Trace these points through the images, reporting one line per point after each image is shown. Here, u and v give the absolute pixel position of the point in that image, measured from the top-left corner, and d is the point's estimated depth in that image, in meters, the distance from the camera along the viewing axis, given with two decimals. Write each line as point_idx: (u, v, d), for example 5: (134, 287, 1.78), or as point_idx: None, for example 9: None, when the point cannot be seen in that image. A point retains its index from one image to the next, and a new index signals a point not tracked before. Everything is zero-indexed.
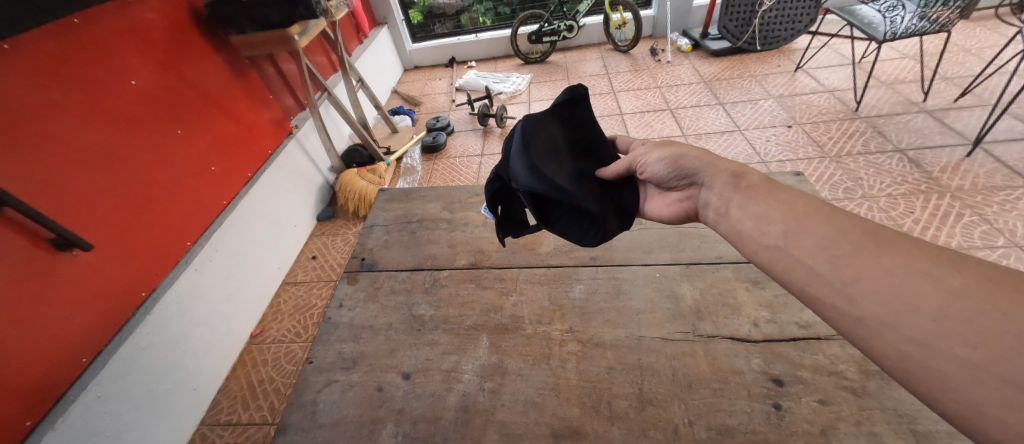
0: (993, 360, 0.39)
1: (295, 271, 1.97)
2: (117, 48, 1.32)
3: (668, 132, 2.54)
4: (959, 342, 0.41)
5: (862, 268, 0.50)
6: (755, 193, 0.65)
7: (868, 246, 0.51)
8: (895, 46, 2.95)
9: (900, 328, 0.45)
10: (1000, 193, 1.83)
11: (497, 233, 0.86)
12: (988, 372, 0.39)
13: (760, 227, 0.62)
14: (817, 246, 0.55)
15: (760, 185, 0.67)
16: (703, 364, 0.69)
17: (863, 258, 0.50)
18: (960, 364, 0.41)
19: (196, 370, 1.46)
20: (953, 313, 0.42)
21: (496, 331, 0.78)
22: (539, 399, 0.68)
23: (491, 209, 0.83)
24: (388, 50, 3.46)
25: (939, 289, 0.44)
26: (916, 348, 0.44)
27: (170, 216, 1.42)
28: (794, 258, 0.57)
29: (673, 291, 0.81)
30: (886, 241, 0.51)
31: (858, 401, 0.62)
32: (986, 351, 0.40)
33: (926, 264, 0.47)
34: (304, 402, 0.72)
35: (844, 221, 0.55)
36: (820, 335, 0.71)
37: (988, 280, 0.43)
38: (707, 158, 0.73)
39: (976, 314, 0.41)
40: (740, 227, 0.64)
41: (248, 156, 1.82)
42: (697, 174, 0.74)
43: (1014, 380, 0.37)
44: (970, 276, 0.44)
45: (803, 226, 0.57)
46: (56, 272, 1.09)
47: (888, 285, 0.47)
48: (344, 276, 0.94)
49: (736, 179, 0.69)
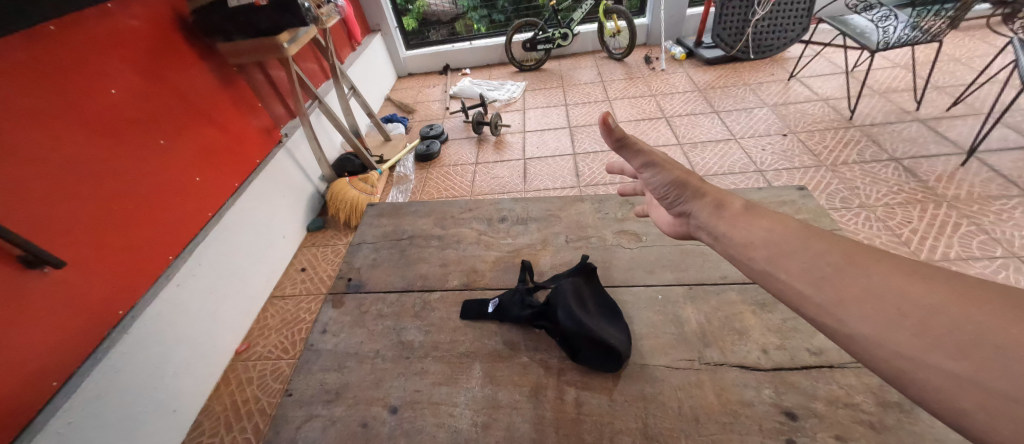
0: (977, 369, 0.39)
1: (284, 284, 1.91)
2: (97, 56, 1.27)
3: (664, 140, 2.51)
4: (943, 353, 0.41)
5: (845, 288, 0.49)
6: (736, 221, 0.64)
7: (847, 275, 0.50)
8: (886, 55, 2.97)
9: (889, 342, 0.44)
10: (997, 202, 1.82)
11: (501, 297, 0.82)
12: (977, 383, 0.39)
13: (746, 253, 0.60)
14: (798, 270, 0.54)
15: (743, 212, 0.65)
16: (711, 396, 0.65)
17: (844, 282, 0.50)
18: (946, 374, 0.41)
19: (176, 391, 1.38)
20: (933, 326, 0.43)
21: (490, 359, 0.74)
22: (536, 435, 0.63)
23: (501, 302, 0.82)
24: (381, 57, 3.42)
25: (917, 305, 0.45)
26: (906, 363, 0.43)
27: (151, 230, 1.36)
28: (779, 283, 0.55)
29: (677, 315, 0.77)
30: (861, 261, 0.51)
31: (877, 437, 0.58)
32: (969, 362, 0.40)
33: (897, 280, 0.47)
34: (281, 440, 0.67)
35: (825, 244, 0.55)
36: (832, 363, 0.67)
37: (959, 294, 0.44)
38: (696, 184, 0.70)
39: (956, 327, 0.42)
40: (729, 251, 0.62)
41: (235, 166, 1.76)
42: (686, 199, 0.71)
43: (1002, 389, 0.37)
44: (943, 290, 0.45)
45: (785, 248, 0.57)
46: (25, 292, 1.03)
47: (873, 303, 0.47)
48: (329, 298, 0.89)
49: (718, 209, 0.67)
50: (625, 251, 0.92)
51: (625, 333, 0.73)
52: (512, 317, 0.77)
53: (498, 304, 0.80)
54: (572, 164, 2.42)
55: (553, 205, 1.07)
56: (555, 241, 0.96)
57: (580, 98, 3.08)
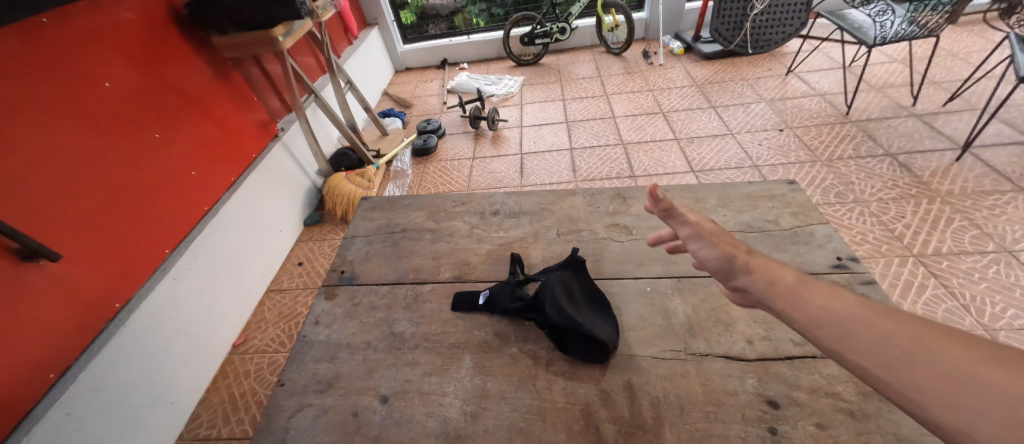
0: None
1: (280, 278, 1.92)
2: (91, 50, 1.27)
3: (661, 135, 2.51)
4: (986, 424, 0.37)
5: (876, 352, 0.46)
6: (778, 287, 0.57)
7: (873, 322, 0.47)
8: (884, 50, 2.96)
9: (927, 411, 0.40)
10: (990, 198, 1.82)
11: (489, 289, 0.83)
12: None
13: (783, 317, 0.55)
14: (825, 330, 0.51)
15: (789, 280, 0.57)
16: (695, 385, 0.66)
17: (875, 345, 0.46)
18: None
19: (173, 383, 1.40)
20: (973, 394, 0.38)
21: (480, 349, 0.75)
22: (524, 424, 0.64)
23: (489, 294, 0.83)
24: (378, 51, 3.41)
25: (951, 369, 0.41)
26: (955, 434, 0.39)
27: (146, 224, 1.37)
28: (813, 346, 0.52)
29: (665, 307, 0.78)
30: (892, 320, 0.47)
31: (856, 425, 0.59)
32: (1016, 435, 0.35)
33: (930, 343, 0.44)
34: (274, 429, 0.68)
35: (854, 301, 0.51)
36: (815, 353, 0.68)
37: (998, 361, 0.40)
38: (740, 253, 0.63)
39: (1000, 395, 0.37)
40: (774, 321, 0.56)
41: (231, 160, 1.76)
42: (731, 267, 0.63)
43: None
44: (982, 355, 0.40)
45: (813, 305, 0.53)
46: (22, 284, 1.03)
47: (908, 368, 0.43)
48: (322, 290, 0.90)
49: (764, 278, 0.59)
50: (616, 244, 0.93)
51: (613, 327, 0.73)
52: (500, 310, 0.79)
53: (488, 296, 0.82)
54: (568, 159, 2.43)
55: (545, 199, 1.07)
56: (547, 234, 0.97)
57: (578, 93, 3.07)
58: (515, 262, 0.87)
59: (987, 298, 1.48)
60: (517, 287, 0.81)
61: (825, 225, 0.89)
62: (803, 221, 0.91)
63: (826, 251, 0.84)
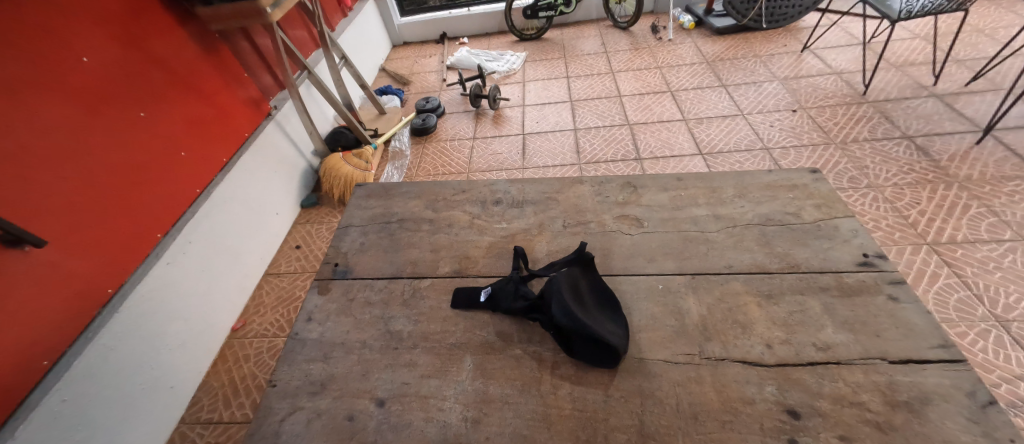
0: None
1: (278, 261, 1.88)
2: (68, 22, 1.18)
3: (669, 116, 2.42)
4: None
5: None
6: None
7: None
8: (907, 26, 2.82)
9: None
10: (1010, 183, 1.75)
11: (484, 291, 0.78)
12: None
13: None
14: None
15: None
16: (711, 392, 0.62)
17: None
18: None
19: (171, 367, 1.38)
20: None
21: (482, 351, 0.71)
22: (527, 431, 0.60)
23: (485, 293, 0.78)
24: (375, 24, 3.27)
25: None
26: None
27: (136, 206, 1.31)
28: None
29: (678, 306, 0.74)
30: None
31: (883, 438, 0.55)
32: None
33: None
34: (265, 434, 0.65)
35: None
36: (839, 359, 0.64)
37: None
38: None
39: None
40: None
41: (224, 139, 1.70)
42: None
43: None
44: None
45: None
46: (13, 272, 0.99)
47: None
48: (315, 284, 0.86)
49: None
50: (625, 237, 0.88)
51: (623, 330, 0.69)
52: (502, 308, 0.74)
53: (490, 293, 0.77)
54: (572, 139, 2.35)
55: (550, 187, 1.01)
56: (552, 226, 0.91)
57: (583, 70, 2.95)
58: (518, 257, 0.83)
59: (1000, 288, 1.44)
60: (521, 285, 0.77)
61: (850, 218, 0.83)
62: (827, 214, 0.86)
63: (851, 247, 0.78)
